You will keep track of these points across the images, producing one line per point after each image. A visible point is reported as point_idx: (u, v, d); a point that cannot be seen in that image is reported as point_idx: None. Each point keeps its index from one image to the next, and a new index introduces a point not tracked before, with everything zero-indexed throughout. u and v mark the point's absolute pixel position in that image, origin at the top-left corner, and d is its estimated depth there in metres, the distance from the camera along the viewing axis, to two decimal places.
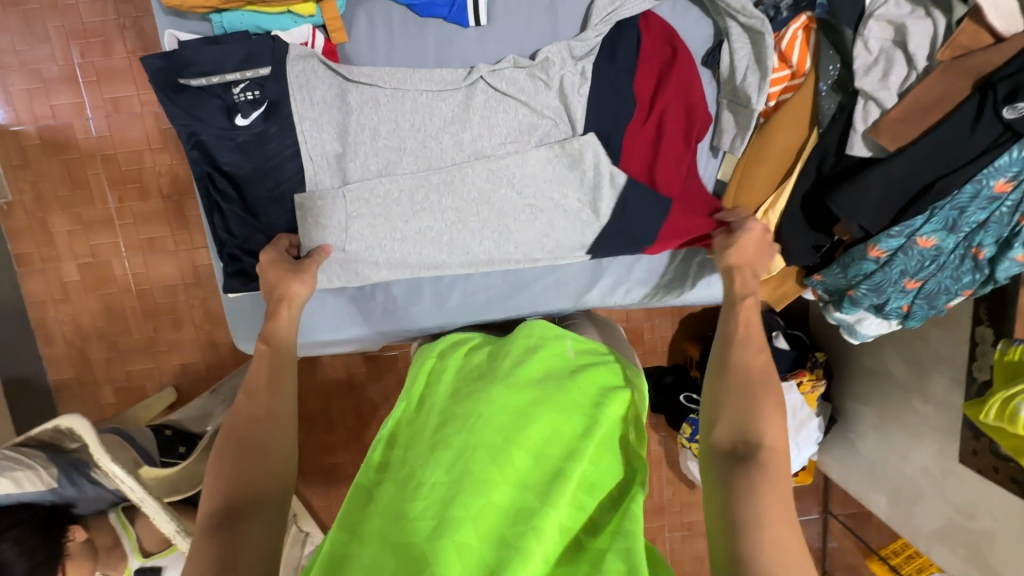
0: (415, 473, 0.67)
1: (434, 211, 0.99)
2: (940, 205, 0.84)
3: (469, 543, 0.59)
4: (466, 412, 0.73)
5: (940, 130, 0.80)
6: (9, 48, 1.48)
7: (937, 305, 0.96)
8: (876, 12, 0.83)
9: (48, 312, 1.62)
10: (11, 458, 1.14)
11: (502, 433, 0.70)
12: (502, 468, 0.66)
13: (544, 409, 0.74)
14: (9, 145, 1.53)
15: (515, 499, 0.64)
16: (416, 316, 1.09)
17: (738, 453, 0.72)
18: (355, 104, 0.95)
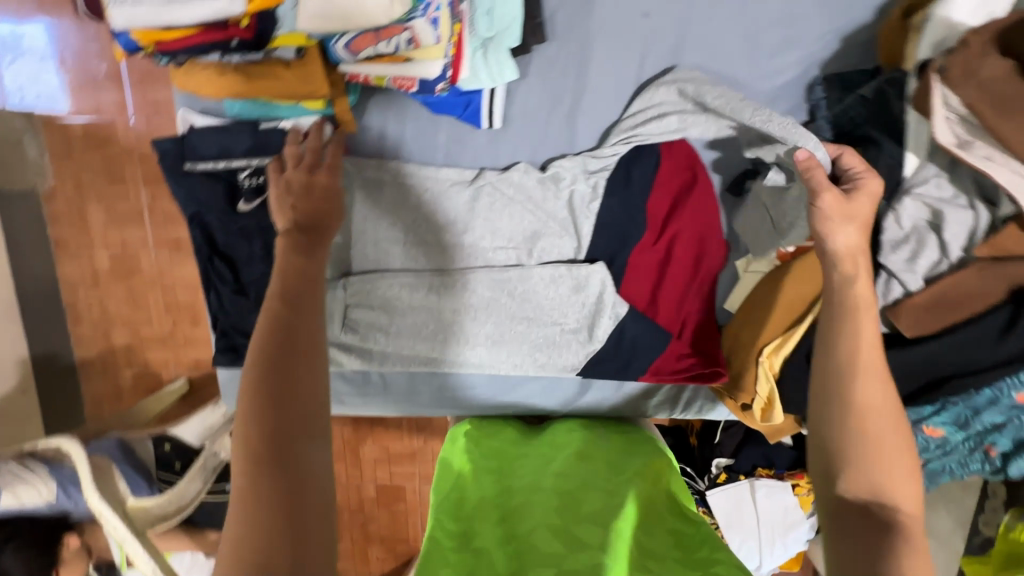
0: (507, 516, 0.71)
1: (432, 312, 0.99)
2: (952, 399, 0.78)
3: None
4: (521, 476, 0.80)
5: (966, 330, 0.74)
6: (66, 42, 1.52)
7: (938, 482, 0.88)
8: (914, 189, 0.75)
9: (79, 293, 1.66)
10: (14, 473, 1.22)
11: (568, 508, 0.71)
12: (561, 521, 0.69)
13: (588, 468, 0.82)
14: (55, 133, 1.56)
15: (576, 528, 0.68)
16: (395, 399, 1.09)
17: (874, 513, 0.54)
18: (360, 199, 0.96)
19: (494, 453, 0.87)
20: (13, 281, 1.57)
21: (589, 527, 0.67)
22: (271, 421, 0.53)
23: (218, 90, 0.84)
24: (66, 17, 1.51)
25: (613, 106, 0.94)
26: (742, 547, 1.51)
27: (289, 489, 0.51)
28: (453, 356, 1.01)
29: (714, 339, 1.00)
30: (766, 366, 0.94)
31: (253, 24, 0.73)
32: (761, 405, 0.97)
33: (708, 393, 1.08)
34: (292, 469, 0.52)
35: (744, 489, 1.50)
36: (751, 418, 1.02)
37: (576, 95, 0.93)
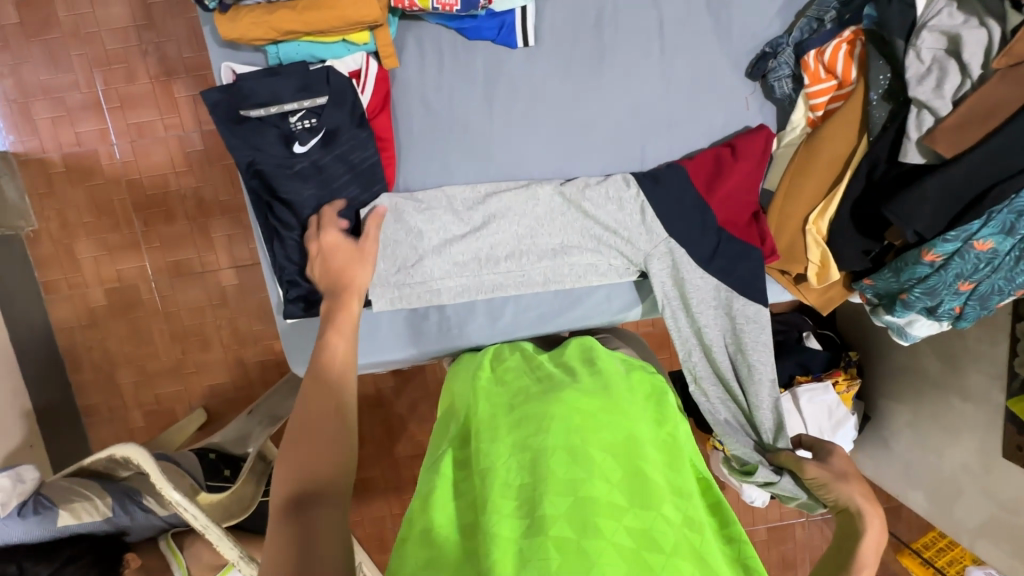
0: (493, 468, 0.69)
1: (497, 250, 1.03)
2: (997, 209, 0.85)
3: (566, 536, 0.60)
4: (534, 417, 0.73)
5: (996, 139, 0.81)
6: (31, 77, 1.47)
7: (989, 306, 0.96)
8: (929, 23, 0.85)
9: (76, 337, 1.61)
10: (74, 491, 1.15)
11: (589, 429, 0.70)
12: (578, 476, 0.65)
13: (617, 418, 0.74)
14: (33, 172, 1.52)
15: (606, 497, 0.64)
16: (465, 336, 1.08)
17: None
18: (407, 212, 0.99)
19: (507, 390, 0.84)
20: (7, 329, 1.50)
21: (610, 464, 0.67)
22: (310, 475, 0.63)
23: (266, 32, 0.87)
24: (27, 51, 1.46)
25: (635, 12, 1.01)
26: None
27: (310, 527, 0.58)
28: (520, 278, 1.05)
29: (759, 223, 1.04)
30: (815, 228, 1.01)
31: None
32: (816, 269, 1.04)
33: None
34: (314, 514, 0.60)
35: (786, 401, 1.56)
36: (805, 289, 1.10)
37: (600, 7, 1.00)
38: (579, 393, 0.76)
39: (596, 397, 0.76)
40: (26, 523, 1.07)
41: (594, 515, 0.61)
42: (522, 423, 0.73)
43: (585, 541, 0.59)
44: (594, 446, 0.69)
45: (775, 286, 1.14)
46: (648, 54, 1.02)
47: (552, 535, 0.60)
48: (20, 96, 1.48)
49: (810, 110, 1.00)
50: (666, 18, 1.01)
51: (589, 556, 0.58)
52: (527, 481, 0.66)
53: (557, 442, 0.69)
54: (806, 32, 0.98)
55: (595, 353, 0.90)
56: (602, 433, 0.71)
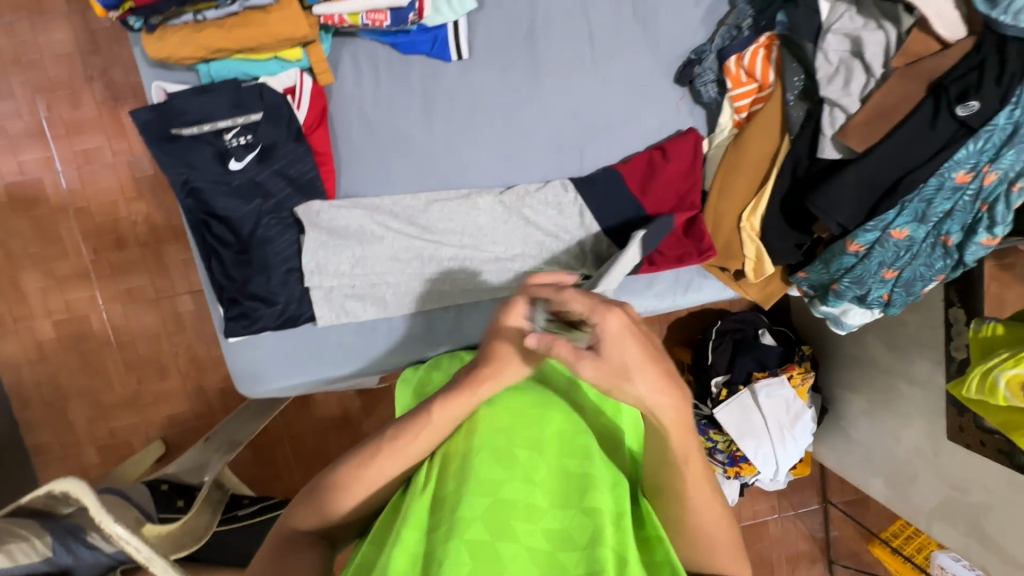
0: (429, 482, 0.71)
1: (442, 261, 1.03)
2: (909, 198, 0.90)
3: (481, 539, 0.63)
4: (466, 419, 0.74)
5: (901, 132, 0.86)
6: None
7: (914, 292, 1.00)
8: (833, 26, 0.90)
9: (24, 372, 1.54)
10: (9, 532, 1.08)
11: (517, 428, 0.72)
12: (501, 477, 0.67)
13: (550, 413, 0.75)
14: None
15: (525, 496, 0.67)
16: (413, 346, 1.08)
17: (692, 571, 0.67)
18: (342, 228, 0.99)
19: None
20: None
21: (535, 462, 0.70)
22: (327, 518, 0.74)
23: (195, 50, 0.87)
24: None
25: (567, 23, 1.04)
26: (758, 455, 1.56)
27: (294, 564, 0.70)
28: (466, 287, 1.05)
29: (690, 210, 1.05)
30: (749, 224, 1.05)
31: None
32: (752, 264, 1.08)
33: (700, 270, 1.16)
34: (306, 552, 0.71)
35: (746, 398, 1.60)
36: (745, 284, 1.14)
37: (531, 18, 1.03)
38: (513, 393, 0.77)
39: (530, 394, 0.77)
40: None
41: (511, 518, 0.64)
42: (459, 427, 0.74)
43: (499, 544, 0.62)
44: (519, 444, 0.71)
45: (715, 283, 1.17)
46: (581, 63, 1.06)
47: (467, 537, 0.63)
48: None
49: (735, 112, 1.04)
50: (597, 29, 1.05)
51: (502, 555, 0.62)
52: (455, 486, 0.68)
53: (482, 444, 0.71)
54: (727, 39, 1.03)
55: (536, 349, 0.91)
56: (529, 432, 0.72)
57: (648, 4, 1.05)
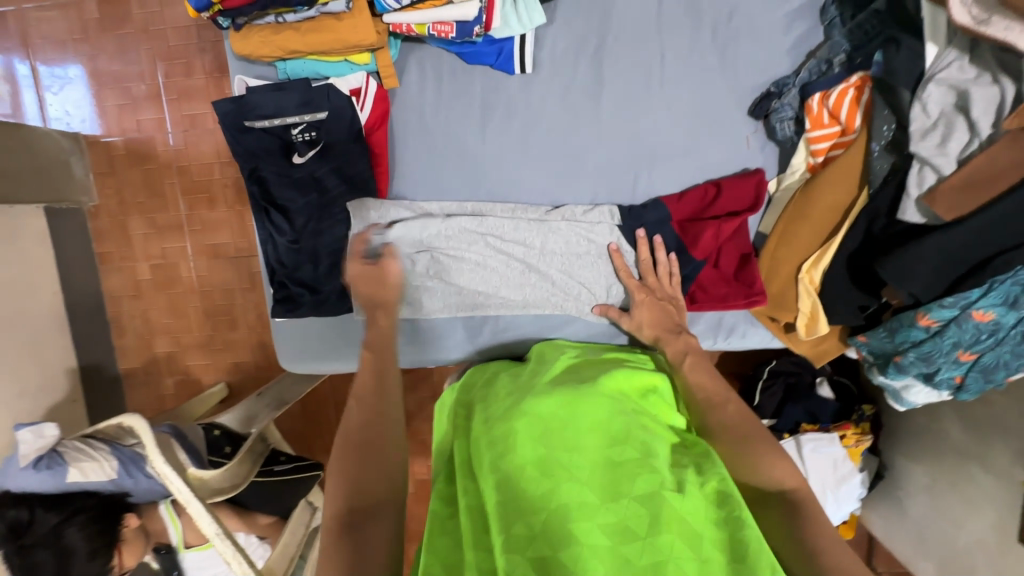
0: (478, 508, 0.69)
1: (475, 268, 1.03)
2: (1001, 277, 0.79)
3: (542, 555, 0.59)
4: (502, 432, 0.74)
5: (1005, 202, 0.75)
6: (104, 64, 1.61)
7: (994, 379, 0.88)
8: (937, 75, 0.79)
9: (123, 304, 1.72)
10: (82, 450, 1.24)
11: (552, 433, 0.72)
12: (547, 486, 0.66)
13: (577, 412, 0.76)
14: (99, 154, 1.65)
15: (572, 496, 0.64)
16: (440, 348, 1.11)
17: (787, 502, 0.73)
18: (391, 227, 1.01)
19: (486, 410, 0.84)
20: (62, 293, 1.59)
21: (576, 461, 0.68)
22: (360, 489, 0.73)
23: (274, 50, 0.93)
24: (103, 44, 1.60)
25: (637, 45, 1.00)
26: None
27: (355, 543, 0.69)
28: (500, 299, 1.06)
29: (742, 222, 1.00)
30: (806, 278, 0.97)
31: None
32: (804, 320, 1.00)
33: (748, 316, 1.09)
34: (362, 527, 0.70)
35: (789, 448, 1.48)
36: (795, 339, 1.07)
37: (601, 36, 1.00)
38: (536, 400, 0.79)
39: (560, 396, 0.79)
40: (40, 476, 1.18)
41: (565, 523, 0.61)
42: (494, 445, 0.73)
43: (561, 553, 0.59)
44: (555, 449, 0.70)
45: (764, 333, 1.10)
46: (648, 87, 1.01)
47: (529, 556, 0.60)
48: (95, 82, 1.62)
49: (810, 155, 0.96)
50: (669, 51, 1.00)
51: (569, 565, 0.57)
52: (504, 503, 0.65)
53: (522, 452, 0.70)
54: (814, 74, 0.95)
55: (557, 364, 0.93)
56: (566, 432, 0.72)
57: (730, 28, 0.99)
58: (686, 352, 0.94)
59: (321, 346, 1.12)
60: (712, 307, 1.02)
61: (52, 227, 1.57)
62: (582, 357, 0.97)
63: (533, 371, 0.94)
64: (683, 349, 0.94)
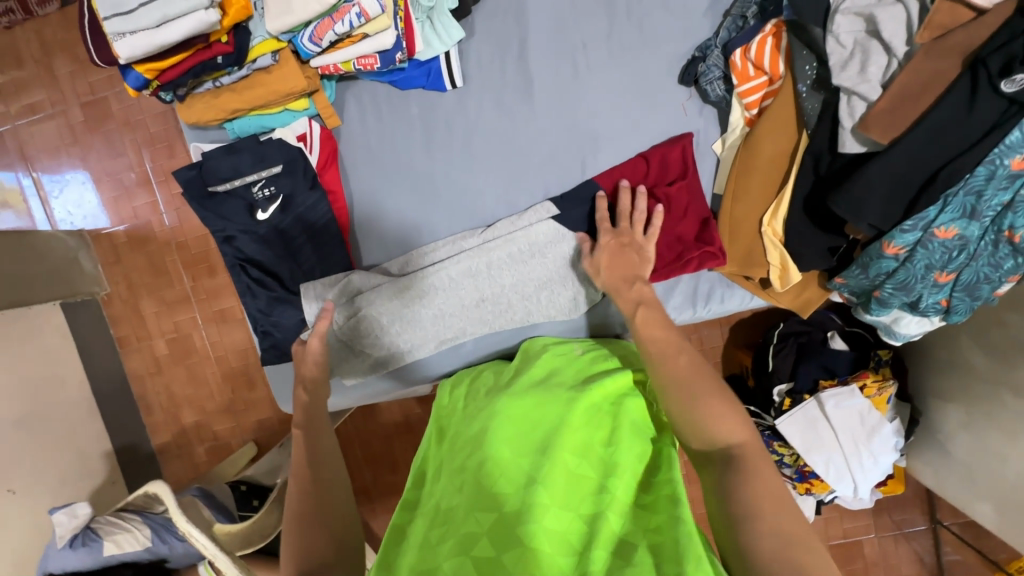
0: (437, 510, 0.66)
1: (435, 297, 1.04)
2: (952, 192, 0.77)
3: (487, 556, 0.57)
4: (473, 436, 0.74)
5: (934, 114, 0.74)
6: (94, 159, 1.65)
7: (981, 296, 0.85)
8: (842, 7, 0.80)
9: (146, 382, 1.72)
10: (114, 523, 1.28)
11: (521, 440, 0.71)
12: (507, 490, 0.64)
13: (549, 416, 0.74)
14: (104, 246, 1.68)
15: (524, 498, 0.62)
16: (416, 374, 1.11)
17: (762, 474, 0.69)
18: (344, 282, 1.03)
19: (463, 411, 0.84)
20: (90, 382, 1.62)
21: (534, 464, 0.67)
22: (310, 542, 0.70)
23: (217, 113, 0.99)
24: (91, 143, 1.64)
25: (554, 39, 1.03)
26: (830, 468, 1.36)
27: None
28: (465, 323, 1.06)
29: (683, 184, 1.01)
30: (769, 230, 0.96)
31: (231, 39, 0.90)
32: (777, 272, 0.98)
33: (722, 279, 1.09)
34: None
35: (812, 409, 1.39)
36: (776, 294, 1.05)
37: (520, 37, 1.04)
38: (512, 402, 0.78)
39: (537, 400, 0.78)
40: (77, 555, 1.22)
41: (514, 525, 0.59)
42: (465, 448, 0.73)
43: (504, 555, 0.56)
44: (522, 455, 0.69)
45: (743, 292, 1.09)
46: (575, 77, 1.04)
47: (474, 555, 0.57)
48: (90, 177, 1.66)
49: (746, 109, 0.97)
50: (590, 39, 1.03)
51: (507, 567, 0.55)
52: (465, 500, 0.64)
53: (486, 455, 0.69)
54: (732, 31, 0.96)
55: (533, 363, 0.90)
56: (537, 438, 0.71)
57: (642, 6, 1.02)
58: (639, 303, 0.88)
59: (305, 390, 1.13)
60: (677, 272, 1.00)
61: (70, 322, 1.60)
62: (569, 353, 0.93)
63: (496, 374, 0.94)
64: (636, 299, 0.89)
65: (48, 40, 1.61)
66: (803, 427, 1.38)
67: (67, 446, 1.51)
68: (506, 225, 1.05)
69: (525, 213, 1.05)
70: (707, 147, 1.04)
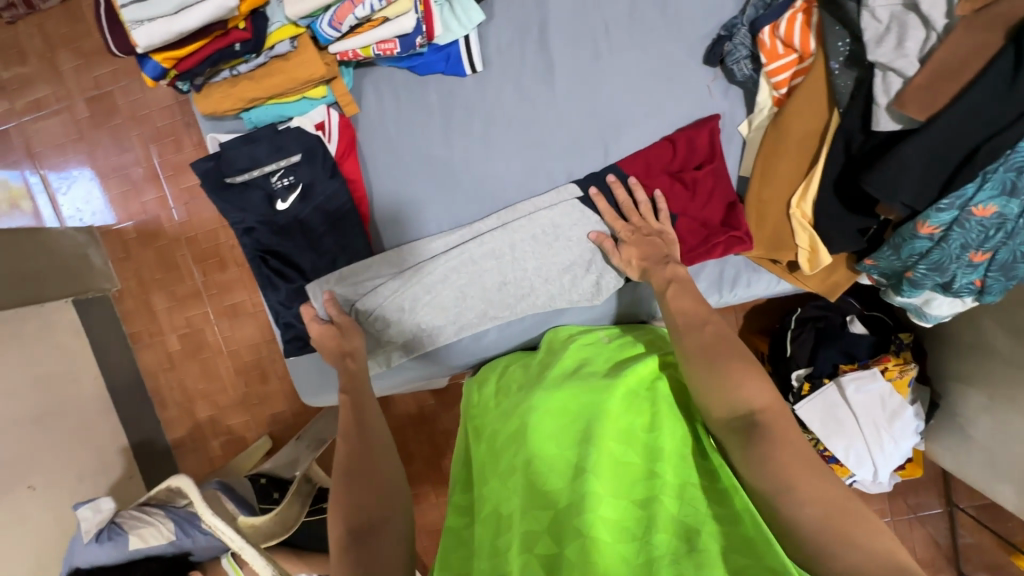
0: (490, 510, 0.67)
1: (455, 283, 1.04)
2: (992, 168, 0.75)
3: (550, 552, 0.58)
4: (513, 430, 0.73)
5: (976, 88, 0.72)
6: (101, 154, 1.63)
7: (1017, 275, 0.84)
8: None
9: (160, 378, 1.72)
10: (138, 517, 1.28)
11: (563, 432, 0.71)
12: (559, 485, 0.64)
13: (587, 405, 0.74)
14: (113, 242, 1.67)
15: (578, 489, 0.62)
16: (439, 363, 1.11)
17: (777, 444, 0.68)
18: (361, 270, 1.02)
19: (499, 405, 0.84)
20: (104, 378, 1.62)
21: (579, 453, 0.66)
22: (360, 509, 0.74)
23: (234, 102, 0.97)
24: (98, 138, 1.63)
25: (575, 20, 1.01)
26: (850, 455, 1.35)
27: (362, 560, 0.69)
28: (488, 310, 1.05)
29: (707, 168, 0.99)
30: (798, 212, 0.95)
31: (249, 25, 0.88)
32: (806, 255, 0.97)
33: (748, 263, 1.07)
34: (369, 545, 0.71)
35: (832, 394, 1.38)
36: (802, 276, 1.04)
37: (541, 18, 1.02)
38: (548, 393, 0.77)
39: (572, 389, 0.77)
40: (104, 548, 1.23)
41: (569, 519, 0.59)
42: (505, 443, 0.72)
43: (566, 550, 0.57)
44: (567, 447, 0.69)
45: (768, 277, 1.08)
46: (596, 59, 1.02)
47: (535, 552, 0.58)
48: (98, 173, 1.64)
49: (774, 89, 0.95)
50: (610, 21, 1.01)
51: (570, 562, 0.56)
52: (517, 498, 0.64)
53: (530, 450, 0.68)
54: (760, 8, 0.94)
55: (563, 352, 0.90)
56: (578, 429, 0.71)
57: None
58: (671, 280, 0.89)
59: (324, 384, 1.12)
60: (701, 255, 0.99)
61: (82, 319, 1.59)
62: (598, 341, 0.93)
63: (526, 368, 0.93)
64: (669, 277, 0.89)
65: (51, 35, 1.59)
66: (825, 411, 1.37)
67: (84, 443, 1.51)
68: (521, 210, 1.04)
69: (543, 198, 1.03)
70: (733, 128, 1.02)
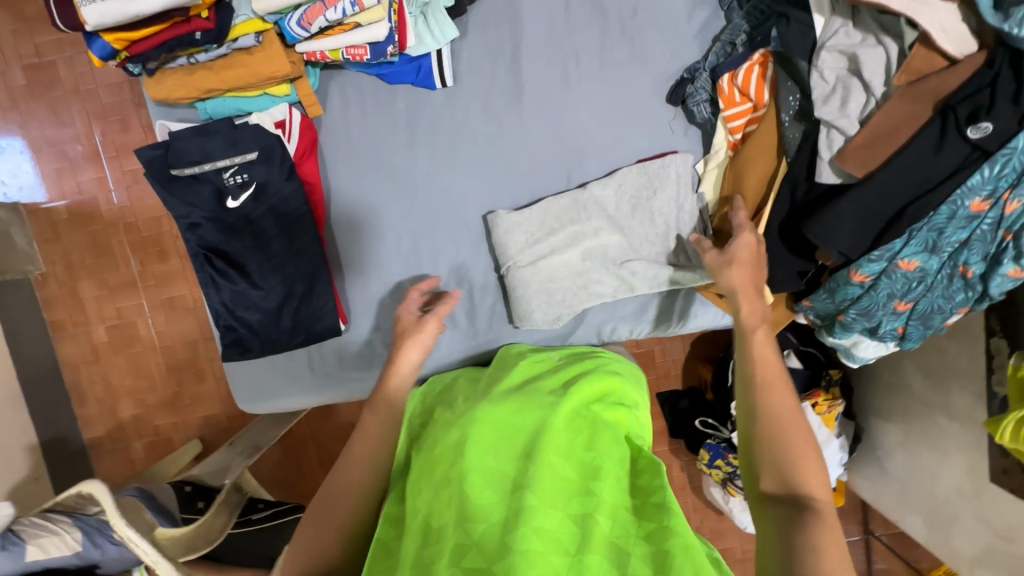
0: (426, 520, 0.64)
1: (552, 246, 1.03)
2: (917, 227, 0.81)
3: (477, 566, 0.56)
4: (452, 444, 0.71)
5: (906, 153, 0.79)
6: (35, 127, 1.51)
7: (933, 324, 0.91)
8: (828, 43, 0.84)
9: (82, 371, 1.59)
10: (38, 524, 1.16)
11: (504, 445, 0.71)
12: (494, 498, 0.63)
13: (529, 421, 0.74)
14: (41, 221, 1.54)
15: (513, 504, 0.61)
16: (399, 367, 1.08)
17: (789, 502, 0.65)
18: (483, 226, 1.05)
19: (443, 416, 0.82)
20: (16, 369, 1.48)
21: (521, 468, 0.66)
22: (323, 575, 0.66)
23: (189, 92, 0.93)
24: (34, 109, 1.51)
25: (547, 47, 1.03)
26: None
27: None
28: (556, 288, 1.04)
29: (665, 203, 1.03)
30: None
31: (213, 15, 0.85)
32: None
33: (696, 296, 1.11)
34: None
35: None
36: None
37: (513, 40, 1.03)
38: (494, 408, 0.77)
39: (516, 405, 0.78)
40: None
41: (501, 535, 0.58)
42: (443, 456, 0.71)
43: (494, 565, 0.55)
44: (506, 460, 0.68)
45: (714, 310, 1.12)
46: (566, 84, 1.04)
47: (463, 564, 0.56)
48: (30, 148, 1.52)
49: (729, 133, 1.01)
50: (582, 50, 1.03)
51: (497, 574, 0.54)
52: (449, 510, 0.63)
53: (470, 461, 0.68)
54: (721, 56, 1.00)
55: (513, 369, 0.90)
56: (521, 443, 0.71)
57: (635, 22, 1.03)
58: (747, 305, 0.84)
59: (261, 390, 1.09)
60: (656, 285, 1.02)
61: None
62: (548, 359, 0.93)
63: (472, 386, 0.91)
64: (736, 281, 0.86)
65: None
66: None
67: None
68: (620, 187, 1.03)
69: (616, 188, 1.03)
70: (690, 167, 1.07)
